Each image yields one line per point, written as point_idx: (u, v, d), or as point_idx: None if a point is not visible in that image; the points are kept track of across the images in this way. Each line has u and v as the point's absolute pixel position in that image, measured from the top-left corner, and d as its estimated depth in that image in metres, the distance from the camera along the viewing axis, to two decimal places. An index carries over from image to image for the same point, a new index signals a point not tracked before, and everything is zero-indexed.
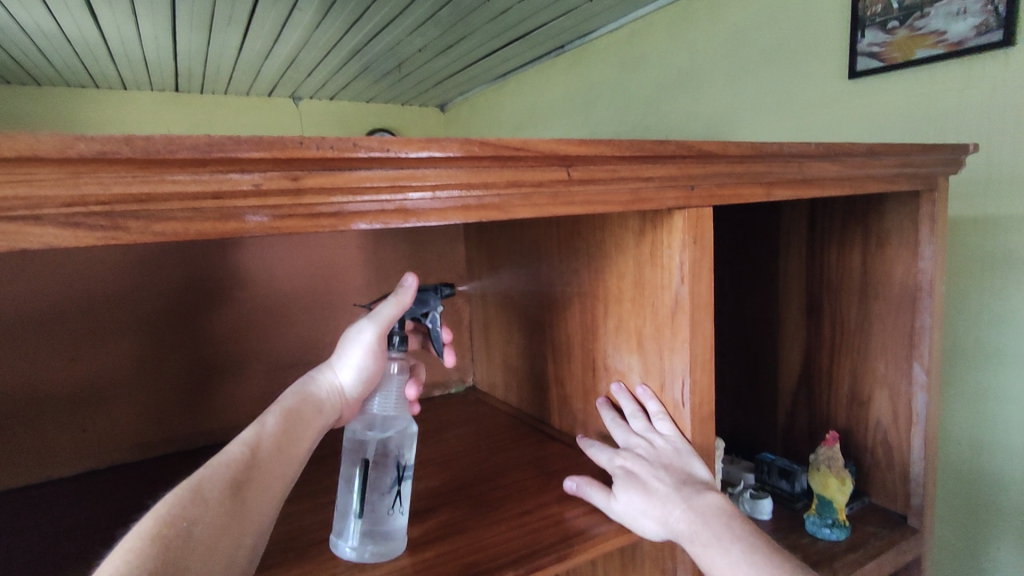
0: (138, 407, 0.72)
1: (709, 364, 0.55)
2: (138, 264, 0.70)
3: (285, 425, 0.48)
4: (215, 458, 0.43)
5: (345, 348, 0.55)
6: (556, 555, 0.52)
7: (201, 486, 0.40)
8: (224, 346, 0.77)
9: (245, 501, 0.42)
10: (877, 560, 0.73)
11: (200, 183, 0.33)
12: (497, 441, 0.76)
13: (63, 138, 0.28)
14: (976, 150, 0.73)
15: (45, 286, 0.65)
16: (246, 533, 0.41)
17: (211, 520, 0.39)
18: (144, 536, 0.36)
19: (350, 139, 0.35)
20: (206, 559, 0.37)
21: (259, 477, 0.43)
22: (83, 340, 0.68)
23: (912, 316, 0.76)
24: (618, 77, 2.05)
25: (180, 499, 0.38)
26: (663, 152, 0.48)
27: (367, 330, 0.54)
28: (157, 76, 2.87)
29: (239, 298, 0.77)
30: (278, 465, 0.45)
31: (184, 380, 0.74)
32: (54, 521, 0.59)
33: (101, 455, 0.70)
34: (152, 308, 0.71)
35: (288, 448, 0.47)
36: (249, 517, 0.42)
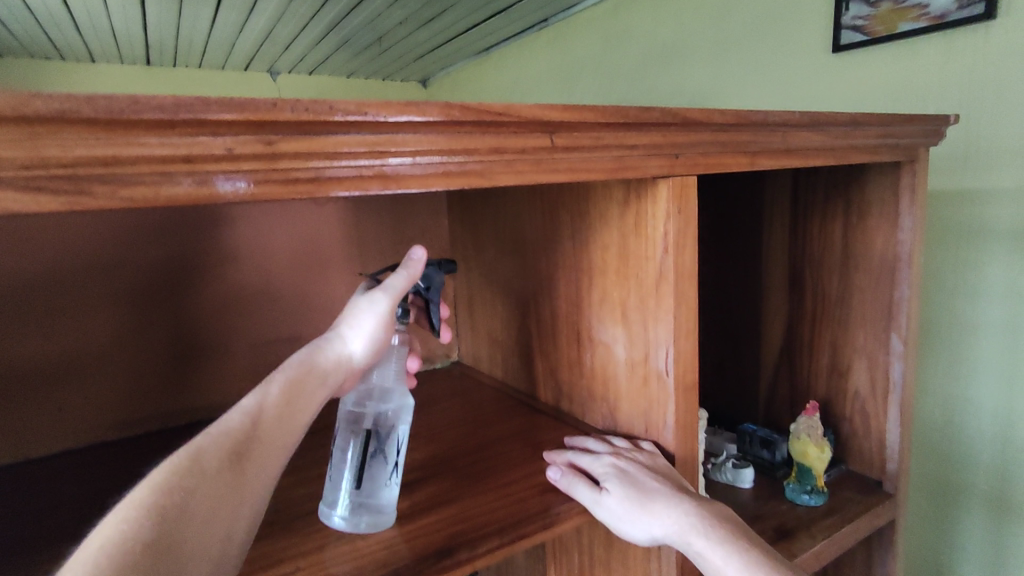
0: (118, 385, 0.71)
1: (693, 333, 0.56)
2: (111, 239, 0.68)
3: (288, 392, 0.46)
4: (215, 426, 0.41)
5: (357, 318, 0.53)
6: (541, 523, 0.52)
7: (198, 456, 0.39)
8: (204, 324, 0.75)
9: (244, 473, 0.40)
10: (854, 524, 0.75)
11: (170, 146, 0.31)
12: (483, 415, 0.76)
13: (18, 96, 0.27)
14: (956, 121, 0.73)
15: (33, 259, 0.64)
16: (245, 507, 0.40)
17: (207, 493, 0.38)
18: (138, 506, 0.35)
19: (326, 101, 0.34)
20: (202, 535, 0.37)
21: (259, 449, 0.42)
22: (72, 315, 0.67)
23: (892, 287, 0.77)
24: (602, 51, 2.02)
25: (176, 469, 0.38)
26: (648, 120, 0.47)
27: (383, 301, 0.54)
28: (127, 48, 2.78)
29: (223, 274, 0.76)
30: (279, 435, 0.44)
31: (173, 356, 0.74)
32: (33, 501, 0.58)
33: (87, 432, 0.69)
34: (129, 285, 0.70)
35: (291, 419, 0.45)
36: (248, 491, 0.41)
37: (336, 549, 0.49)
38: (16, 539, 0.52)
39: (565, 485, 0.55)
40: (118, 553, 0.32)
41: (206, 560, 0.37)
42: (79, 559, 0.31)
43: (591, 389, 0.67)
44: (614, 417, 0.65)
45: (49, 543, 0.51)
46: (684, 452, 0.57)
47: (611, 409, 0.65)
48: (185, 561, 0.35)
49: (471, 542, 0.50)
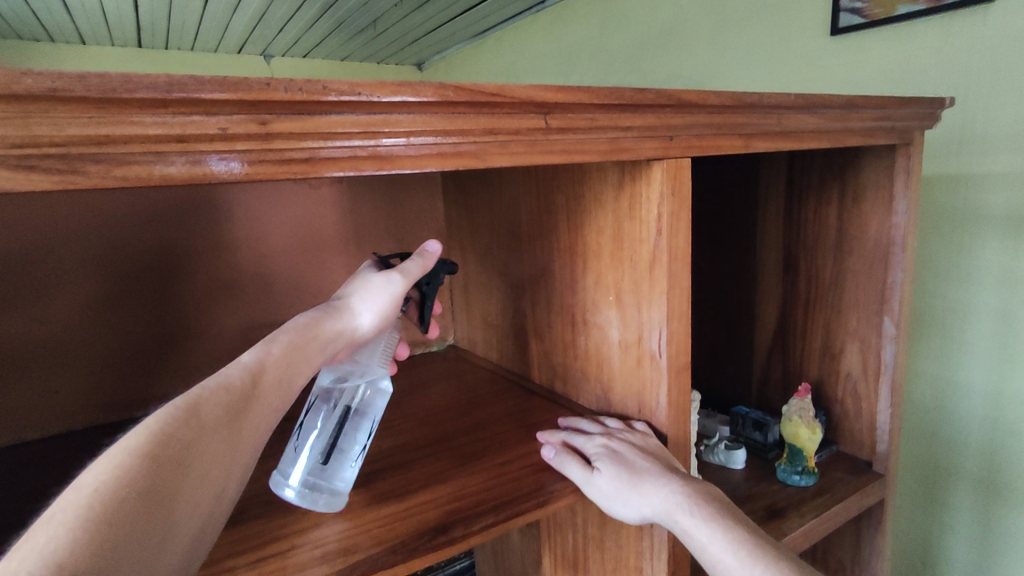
0: (110, 366, 0.71)
1: (686, 315, 0.56)
2: (102, 217, 0.67)
3: (290, 351, 0.47)
4: (216, 377, 0.42)
5: (371, 292, 0.54)
6: (536, 501, 0.53)
7: (197, 406, 0.39)
8: (196, 307, 0.76)
9: (241, 429, 0.41)
10: (843, 503, 0.76)
11: (163, 126, 0.31)
12: (478, 396, 0.77)
13: (8, 73, 0.26)
14: (952, 104, 0.73)
15: (35, 237, 0.64)
16: (240, 463, 0.41)
17: (204, 445, 0.38)
18: (136, 451, 0.35)
19: (319, 81, 0.34)
20: (197, 487, 0.37)
21: (258, 406, 0.43)
22: (72, 293, 0.67)
23: (885, 272, 0.78)
24: (600, 34, 2.01)
25: (174, 416, 0.38)
26: (643, 101, 0.47)
27: (399, 283, 0.55)
28: (119, 31, 2.74)
29: (218, 256, 0.76)
30: (277, 394, 0.45)
31: (171, 336, 0.74)
32: (29, 482, 0.59)
33: (86, 413, 0.70)
34: (119, 263, 0.69)
35: (290, 378, 0.46)
36: (243, 447, 0.41)
37: (333, 528, 0.50)
38: (17, 520, 0.52)
39: (558, 463, 0.56)
40: (113, 496, 0.33)
41: (198, 511, 0.37)
42: (73, 497, 0.32)
43: (585, 371, 0.68)
44: (607, 398, 0.65)
45: None
46: (677, 432, 0.58)
47: (605, 391, 0.65)
48: (179, 512, 0.36)
49: (465, 520, 0.50)
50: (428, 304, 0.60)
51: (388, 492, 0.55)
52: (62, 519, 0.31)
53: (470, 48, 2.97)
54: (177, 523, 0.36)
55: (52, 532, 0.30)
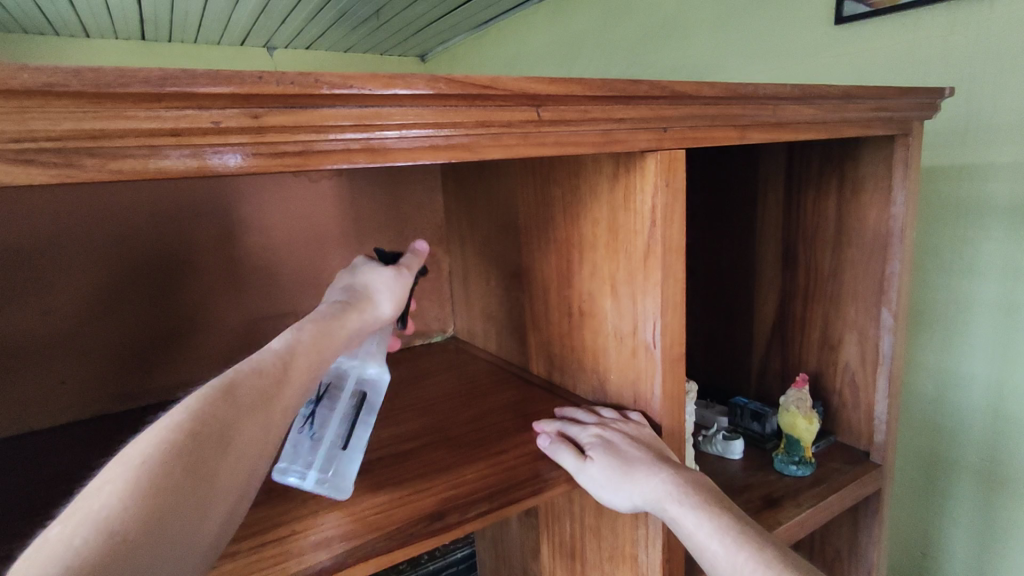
0: (118, 356, 0.72)
1: (680, 306, 0.56)
2: (105, 209, 0.68)
3: (317, 336, 0.48)
4: (247, 364, 0.44)
5: (383, 283, 0.56)
6: (532, 489, 0.54)
7: (231, 389, 0.41)
8: (199, 301, 0.77)
9: (274, 411, 0.42)
10: (840, 493, 0.77)
11: (157, 120, 0.32)
12: (477, 387, 0.78)
13: (5, 69, 0.27)
14: (952, 94, 0.73)
15: (39, 231, 0.65)
16: (273, 444, 0.42)
17: (240, 425, 0.40)
18: (178, 429, 0.37)
19: (311, 75, 0.34)
20: (236, 462, 0.39)
21: (288, 390, 0.44)
22: (77, 284, 0.68)
23: (884, 263, 0.78)
24: (602, 25, 2.00)
25: (211, 398, 0.40)
26: (636, 93, 0.47)
27: (407, 277, 0.58)
28: (123, 24, 2.75)
29: (220, 247, 0.77)
30: (306, 378, 0.46)
31: (174, 327, 0.75)
32: (38, 469, 0.60)
33: (91, 403, 0.71)
34: (127, 256, 0.70)
35: (318, 363, 0.48)
36: (277, 428, 0.42)
37: (331, 514, 0.51)
38: (24, 506, 0.54)
39: (552, 452, 0.57)
40: (157, 468, 0.34)
41: (236, 486, 0.39)
42: (121, 467, 0.34)
43: (582, 361, 0.68)
44: (604, 388, 0.66)
45: (53, 508, 0.52)
46: (671, 422, 0.59)
47: (601, 381, 0.66)
48: (220, 487, 0.37)
49: (461, 507, 0.51)
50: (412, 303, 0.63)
51: (386, 481, 0.56)
52: (113, 488, 0.33)
53: (474, 39, 2.96)
54: (217, 496, 0.37)
55: (104, 498, 0.32)
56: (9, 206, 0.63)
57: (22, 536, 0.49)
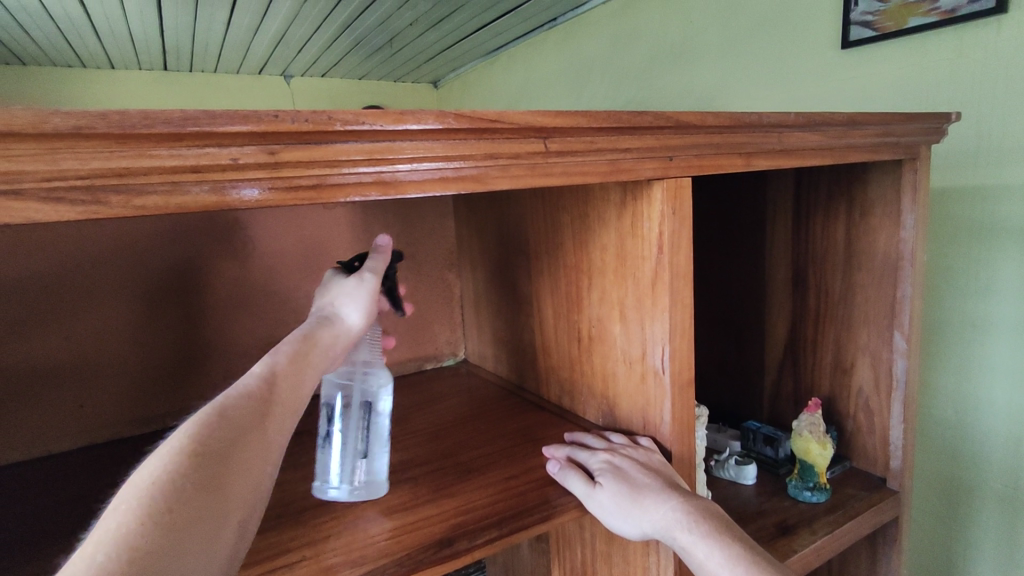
0: (135, 380, 0.73)
1: (689, 332, 0.57)
2: (124, 239, 0.70)
3: (296, 357, 0.50)
4: (237, 387, 0.44)
5: (349, 295, 0.58)
6: (540, 515, 0.54)
7: (226, 410, 0.42)
8: (214, 326, 0.78)
9: (269, 430, 0.43)
10: (856, 520, 0.76)
11: (179, 158, 0.33)
12: (488, 411, 0.78)
13: (38, 113, 0.29)
14: (959, 118, 0.73)
15: (63, 258, 0.68)
16: (271, 461, 0.43)
17: (242, 444, 0.41)
18: (183, 448, 0.38)
19: (325, 112, 0.36)
20: (242, 479, 0.40)
21: (279, 408, 0.45)
22: (98, 310, 0.70)
23: (894, 286, 0.77)
24: (612, 51, 2.03)
25: (209, 419, 0.40)
26: (641, 124, 0.48)
27: (373, 280, 0.59)
28: (146, 55, 2.84)
29: (237, 271, 0.79)
30: (293, 397, 0.47)
31: (189, 351, 0.76)
32: (58, 492, 0.61)
33: (109, 426, 0.73)
34: (143, 283, 0.72)
35: (301, 382, 0.49)
36: (273, 446, 0.43)
37: (341, 541, 0.51)
38: (40, 528, 0.54)
39: (561, 477, 0.57)
40: (168, 487, 0.35)
41: (244, 502, 0.40)
42: (132, 490, 0.35)
43: (592, 386, 0.69)
44: (614, 413, 0.66)
45: (70, 531, 0.53)
46: (681, 448, 0.58)
47: (611, 406, 0.66)
48: (230, 500, 0.38)
49: (470, 533, 0.51)
50: (395, 289, 0.64)
51: (395, 507, 0.56)
52: (128, 507, 0.33)
53: (485, 66, 3.02)
54: (229, 510, 0.38)
55: (119, 521, 0.33)
56: (35, 235, 0.65)
57: (38, 558, 0.50)
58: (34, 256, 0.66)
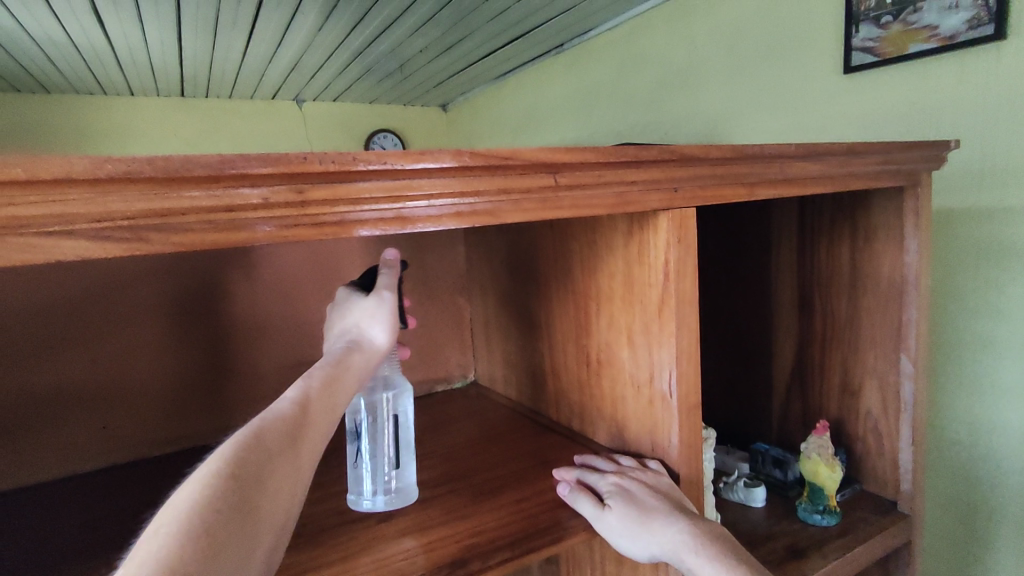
0: (160, 402, 0.76)
1: (696, 356, 0.58)
2: (148, 266, 0.73)
3: (327, 383, 0.52)
4: (269, 413, 0.46)
5: (373, 315, 0.61)
6: (552, 536, 0.55)
7: (259, 435, 0.43)
8: (234, 348, 0.80)
9: (299, 455, 0.45)
10: (867, 543, 0.76)
11: (213, 198, 0.36)
12: (499, 434, 0.79)
13: (93, 161, 0.31)
14: (959, 146, 0.74)
15: (91, 286, 0.71)
16: (299, 485, 0.45)
17: (273, 467, 0.43)
18: (218, 472, 0.39)
19: (350, 154, 0.38)
20: (272, 502, 0.41)
21: (309, 433, 0.47)
22: (124, 335, 0.73)
23: (900, 309, 0.78)
24: (618, 76, 2.07)
25: (245, 443, 0.42)
26: (647, 158, 0.50)
27: (390, 297, 0.61)
28: (165, 83, 2.93)
29: (254, 297, 0.81)
30: (322, 423, 0.49)
31: (208, 375, 0.79)
32: (85, 512, 0.63)
33: (131, 448, 0.74)
34: (169, 308, 0.75)
35: (331, 407, 0.51)
36: (301, 470, 0.45)
37: (357, 561, 0.52)
38: (69, 547, 0.56)
39: (571, 500, 0.58)
40: (207, 509, 0.37)
41: (273, 525, 0.41)
42: (170, 513, 0.36)
43: (601, 409, 0.70)
44: (622, 436, 0.67)
45: (97, 551, 0.55)
46: (690, 471, 0.59)
47: (620, 428, 0.67)
48: (261, 524, 0.40)
49: (483, 554, 0.52)
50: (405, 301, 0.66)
51: (410, 528, 0.57)
52: (167, 530, 0.35)
53: (494, 90, 3.08)
54: (261, 532, 0.40)
55: (159, 543, 0.34)
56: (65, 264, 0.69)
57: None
58: (65, 284, 0.69)
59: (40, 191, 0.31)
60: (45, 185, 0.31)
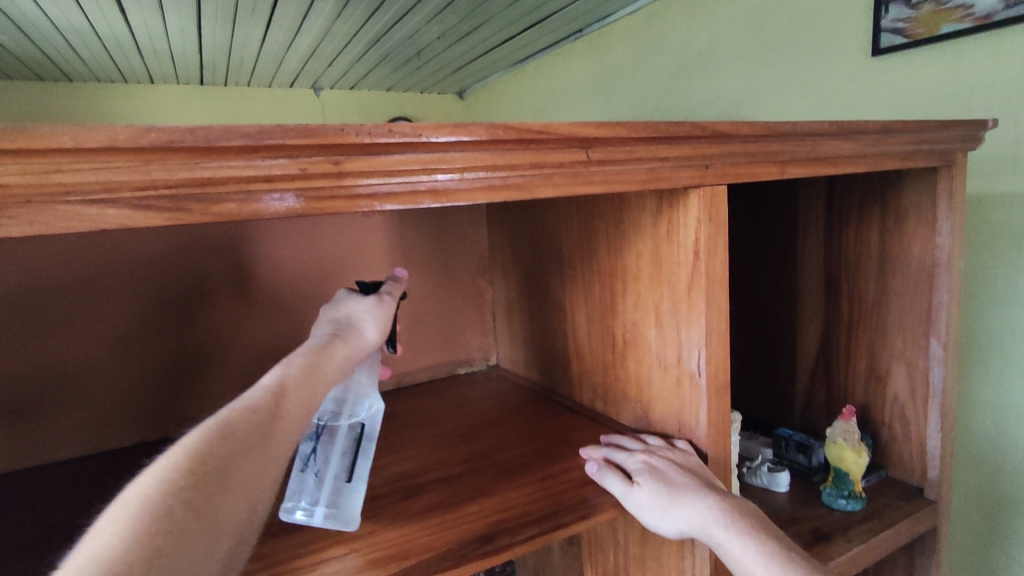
0: (154, 385, 0.76)
1: (725, 336, 0.57)
2: (131, 250, 0.72)
3: (306, 372, 0.51)
4: (241, 404, 0.46)
5: (366, 313, 0.60)
6: (579, 514, 0.55)
7: (228, 426, 0.43)
8: (230, 333, 0.80)
9: (273, 445, 0.44)
10: (892, 529, 0.75)
11: (252, 168, 0.36)
12: (522, 414, 0.80)
13: (136, 130, 0.31)
14: (997, 125, 0.72)
15: (85, 267, 0.70)
16: (271, 478, 0.44)
17: (240, 460, 0.42)
18: (179, 467, 0.38)
19: (386, 125, 0.38)
20: (237, 499, 0.40)
21: (283, 423, 0.46)
22: (116, 318, 0.72)
23: (930, 293, 0.77)
24: (638, 61, 2.05)
25: (210, 437, 0.41)
26: (679, 133, 0.50)
27: (388, 304, 0.63)
28: (184, 71, 2.95)
29: (260, 277, 0.81)
30: (299, 412, 0.48)
31: (201, 356, 0.78)
32: (100, 491, 0.64)
33: (130, 429, 0.75)
34: (154, 294, 0.74)
35: (310, 395, 0.50)
36: (274, 463, 0.44)
37: (383, 535, 0.53)
38: None
39: (598, 477, 0.58)
40: (163, 506, 0.35)
41: (236, 523, 0.40)
42: (123, 510, 0.35)
43: (626, 390, 0.70)
44: (648, 416, 0.67)
45: None
46: (718, 451, 0.59)
47: (645, 409, 0.67)
48: (223, 521, 0.38)
49: (511, 530, 0.53)
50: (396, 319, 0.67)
51: (435, 505, 0.58)
52: (115, 528, 0.33)
53: (512, 76, 3.06)
54: (223, 528, 0.38)
55: (107, 539, 0.32)
56: (60, 244, 0.68)
57: None
58: (61, 265, 0.69)
59: (84, 160, 0.31)
60: (90, 153, 0.31)
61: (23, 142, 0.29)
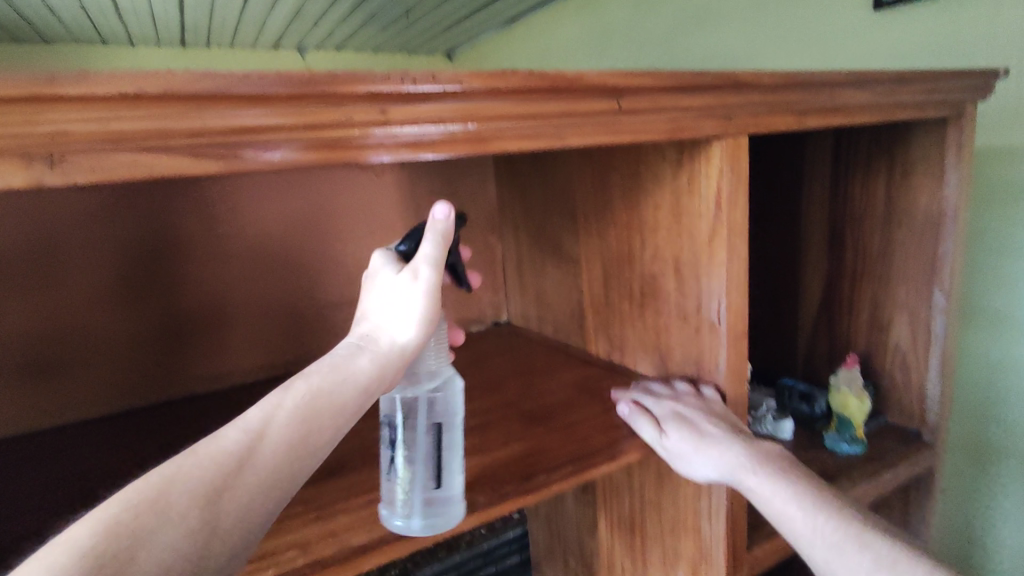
0: (141, 353, 0.75)
1: (744, 285, 0.59)
2: (103, 217, 0.70)
3: (298, 414, 0.44)
4: (206, 450, 0.40)
5: (404, 297, 0.50)
6: (607, 457, 0.57)
7: (170, 487, 0.38)
8: (219, 297, 0.79)
9: (213, 516, 0.38)
10: (893, 470, 0.79)
11: (300, 115, 0.36)
12: (539, 367, 0.81)
13: (192, 76, 0.31)
14: (1007, 74, 0.73)
15: (67, 231, 0.69)
16: (207, 553, 0.38)
17: (159, 538, 0.36)
18: (89, 547, 0.34)
19: (429, 72, 0.38)
20: None
21: (238, 487, 0.40)
22: (96, 286, 0.71)
23: (936, 242, 0.79)
24: (634, 16, 2.01)
25: (142, 503, 0.36)
26: (703, 83, 0.50)
27: (428, 275, 0.49)
28: (166, 33, 2.85)
29: (254, 235, 0.80)
30: (271, 472, 0.41)
31: (189, 321, 0.77)
32: (116, 454, 0.65)
33: (125, 394, 0.75)
34: (140, 262, 0.73)
35: (296, 446, 0.43)
36: (207, 539, 0.38)
37: None
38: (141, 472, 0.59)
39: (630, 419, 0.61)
40: None
41: None
42: None
43: (643, 340, 0.72)
44: (666, 365, 0.69)
45: None
46: (737, 396, 0.61)
47: (664, 358, 0.69)
48: None
49: (545, 472, 0.55)
50: (457, 262, 0.54)
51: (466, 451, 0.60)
52: None
53: (503, 35, 2.99)
54: None
55: None
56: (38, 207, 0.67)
57: None
58: (42, 229, 0.68)
59: (140, 106, 0.31)
60: (147, 99, 0.31)
61: (84, 89, 0.29)
